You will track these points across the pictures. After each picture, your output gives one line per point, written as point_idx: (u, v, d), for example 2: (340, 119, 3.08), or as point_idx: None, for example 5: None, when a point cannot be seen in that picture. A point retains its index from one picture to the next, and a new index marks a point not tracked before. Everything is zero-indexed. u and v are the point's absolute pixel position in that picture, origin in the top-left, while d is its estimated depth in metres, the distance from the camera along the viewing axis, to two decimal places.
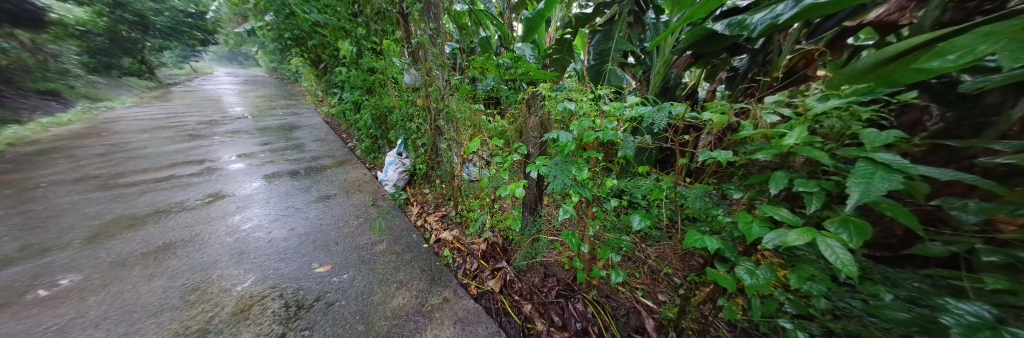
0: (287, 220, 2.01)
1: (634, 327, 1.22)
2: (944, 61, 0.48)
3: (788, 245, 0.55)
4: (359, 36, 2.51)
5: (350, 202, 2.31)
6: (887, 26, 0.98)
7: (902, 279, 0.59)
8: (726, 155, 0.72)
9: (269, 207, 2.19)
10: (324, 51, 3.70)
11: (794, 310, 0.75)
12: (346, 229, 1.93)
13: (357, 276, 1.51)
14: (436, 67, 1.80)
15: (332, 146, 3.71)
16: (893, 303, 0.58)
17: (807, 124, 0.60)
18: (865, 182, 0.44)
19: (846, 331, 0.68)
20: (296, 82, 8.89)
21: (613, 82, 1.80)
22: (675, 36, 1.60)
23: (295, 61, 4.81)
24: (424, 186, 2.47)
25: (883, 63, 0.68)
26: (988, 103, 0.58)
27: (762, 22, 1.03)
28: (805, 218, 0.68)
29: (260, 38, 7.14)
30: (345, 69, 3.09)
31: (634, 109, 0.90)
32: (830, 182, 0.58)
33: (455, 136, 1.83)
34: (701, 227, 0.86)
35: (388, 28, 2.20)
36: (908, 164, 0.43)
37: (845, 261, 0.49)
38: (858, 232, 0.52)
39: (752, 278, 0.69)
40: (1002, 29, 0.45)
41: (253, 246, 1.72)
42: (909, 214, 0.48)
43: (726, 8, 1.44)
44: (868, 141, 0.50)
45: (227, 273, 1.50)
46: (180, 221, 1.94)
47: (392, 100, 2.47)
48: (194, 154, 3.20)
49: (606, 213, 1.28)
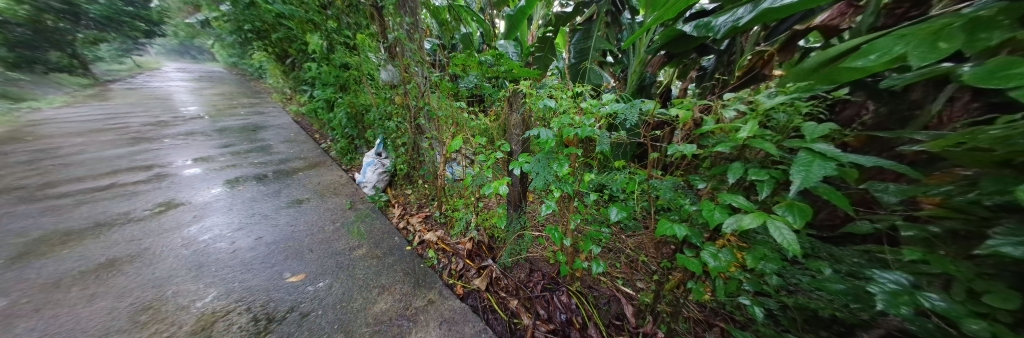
0: (253, 229, 1.87)
1: (614, 314, 1.28)
2: (866, 61, 0.52)
3: (744, 228, 0.59)
4: (329, 30, 2.36)
5: (325, 206, 2.19)
6: (831, 30, 1.08)
7: (844, 255, 0.67)
8: (690, 149, 0.77)
9: (231, 215, 2.01)
10: (291, 45, 3.45)
11: (752, 287, 0.82)
12: (321, 235, 1.83)
13: (334, 284, 1.44)
14: (414, 63, 1.74)
15: (303, 147, 3.47)
16: (831, 276, 0.66)
17: (759, 119, 0.66)
18: (805, 169, 0.50)
19: (796, 303, 0.77)
20: (260, 79, 8.21)
21: (592, 80, 1.85)
22: (649, 37, 1.70)
23: (257, 56, 4.43)
24: (406, 187, 2.41)
25: (825, 64, 0.72)
26: (912, 99, 0.69)
27: (726, 25, 1.10)
28: (759, 203, 0.75)
29: (215, 30, 6.49)
30: (315, 64, 2.91)
31: (609, 105, 0.94)
32: (779, 170, 0.64)
33: (436, 135, 1.81)
34: (671, 216, 0.92)
35: (361, 21, 2.07)
36: (840, 153, 0.48)
37: (789, 241, 0.55)
38: (801, 214, 0.58)
39: (714, 260, 0.75)
40: (912, 32, 0.49)
41: (214, 258, 1.58)
42: (842, 197, 0.54)
43: (694, 10, 1.51)
44: (808, 133, 0.56)
45: (184, 288, 1.37)
46: (127, 235, 1.74)
47: (370, 98, 2.37)
48: (142, 159, 2.87)
49: (586, 207, 1.32)
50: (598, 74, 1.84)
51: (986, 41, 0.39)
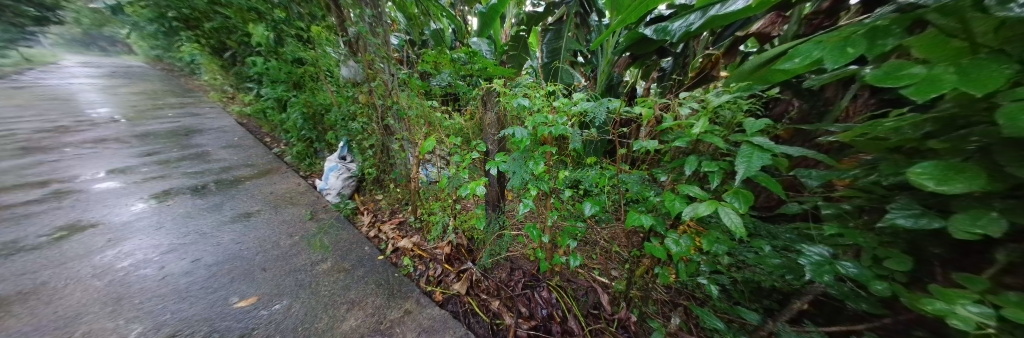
0: (188, 250, 1.61)
1: (592, 304, 1.34)
2: (792, 64, 0.58)
3: (699, 215, 0.65)
4: (279, 20, 2.12)
5: (281, 218, 1.97)
6: (765, 37, 1.24)
7: (779, 232, 0.77)
8: (653, 144, 0.82)
9: (160, 236, 1.72)
10: (231, 36, 3.04)
11: (708, 268, 0.91)
12: (276, 252, 1.64)
13: (294, 305, 1.30)
14: (379, 59, 1.63)
15: (251, 153, 3.08)
16: (770, 253, 0.76)
17: (709, 116, 0.72)
18: (746, 160, 0.56)
19: (743, 277, 0.87)
20: (191, 75, 7.08)
21: (564, 79, 1.91)
22: (615, 39, 1.79)
23: (187, 48, 3.83)
24: (376, 192, 2.27)
25: (760, 67, 0.81)
26: (827, 97, 0.83)
27: (680, 29, 1.20)
28: (712, 192, 0.83)
29: (130, 17, 5.48)
30: (262, 59, 2.59)
31: (579, 104, 0.97)
32: (727, 161, 0.71)
33: (407, 136, 1.72)
34: (638, 207, 0.97)
35: (316, 12, 1.88)
36: (773, 145, 0.55)
37: (735, 224, 0.61)
38: (744, 200, 0.64)
39: (676, 246, 0.81)
40: (827, 39, 0.55)
41: (137, 288, 1.34)
42: (776, 183, 0.61)
43: (654, 15, 1.62)
44: (748, 128, 0.63)
45: (99, 327, 1.14)
46: (14, 269, 1.41)
47: (330, 97, 2.18)
48: (32, 173, 2.34)
49: (563, 203, 1.36)
50: (569, 74, 1.90)
51: (882, 47, 0.46)
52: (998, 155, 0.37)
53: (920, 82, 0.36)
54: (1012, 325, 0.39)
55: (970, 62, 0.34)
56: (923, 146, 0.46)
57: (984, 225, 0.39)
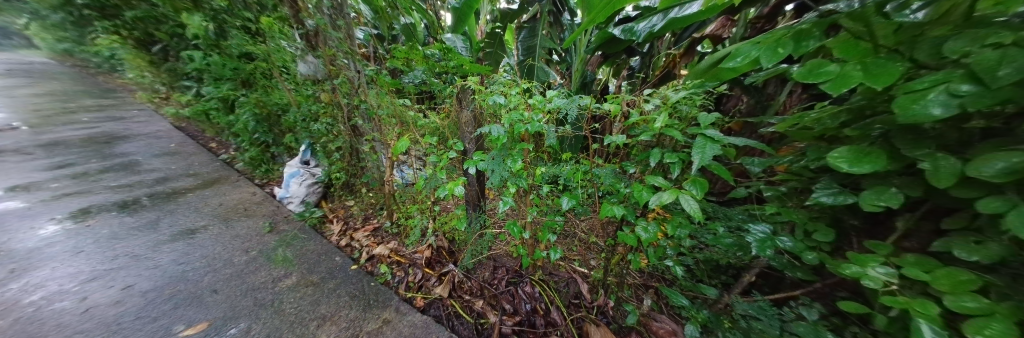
0: (117, 276, 1.39)
1: (573, 294, 1.38)
2: (735, 63, 0.64)
3: (664, 203, 0.70)
4: (221, 10, 1.88)
5: (233, 233, 1.77)
6: (717, 39, 1.36)
7: (732, 214, 0.85)
8: (621, 138, 0.86)
9: (78, 262, 1.46)
10: (161, 27, 2.64)
11: (675, 251, 0.98)
12: (230, 270, 1.48)
13: (254, 327, 1.18)
14: (342, 55, 1.51)
15: (193, 161, 2.72)
16: (725, 233, 0.83)
17: (669, 111, 0.78)
18: (701, 150, 0.61)
19: (704, 257, 0.95)
20: (110, 72, 6.03)
21: (540, 77, 1.94)
22: (587, 38, 1.85)
23: (103, 41, 3.26)
24: (347, 198, 2.14)
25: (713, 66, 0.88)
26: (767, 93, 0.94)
27: (645, 29, 1.27)
28: (675, 181, 0.90)
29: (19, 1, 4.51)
30: (201, 54, 2.28)
31: (553, 101, 0.99)
32: (686, 153, 0.77)
33: (378, 136, 1.63)
34: (610, 198, 1.01)
35: (266, 1, 1.70)
36: (723, 136, 0.61)
37: (694, 210, 0.67)
38: (701, 187, 0.70)
39: (645, 233, 0.86)
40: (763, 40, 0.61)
41: (49, 326, 1.13)
42: (727, 170, 0.67)
43: (622, 16, 1.69)
44: (701, 122, 0.68)
45: None
46: None
47: (287, 96, 1.98)
48: None
49: (542, 199, 1.37)
50: (544, 71, 1.93)
51: (805, 48, 0.53)
52: (895, 140, 0.44)
53: (834, 78, 0.43)
54: (909, 281, 0.47)
55: (873, 60, 0.41)
56: (840, 134, 0.54)
57: (887, 199, 0.47)
